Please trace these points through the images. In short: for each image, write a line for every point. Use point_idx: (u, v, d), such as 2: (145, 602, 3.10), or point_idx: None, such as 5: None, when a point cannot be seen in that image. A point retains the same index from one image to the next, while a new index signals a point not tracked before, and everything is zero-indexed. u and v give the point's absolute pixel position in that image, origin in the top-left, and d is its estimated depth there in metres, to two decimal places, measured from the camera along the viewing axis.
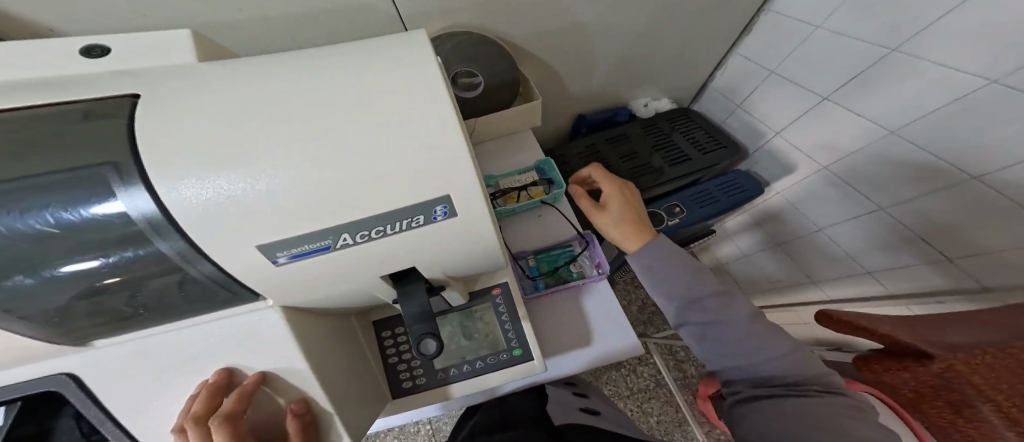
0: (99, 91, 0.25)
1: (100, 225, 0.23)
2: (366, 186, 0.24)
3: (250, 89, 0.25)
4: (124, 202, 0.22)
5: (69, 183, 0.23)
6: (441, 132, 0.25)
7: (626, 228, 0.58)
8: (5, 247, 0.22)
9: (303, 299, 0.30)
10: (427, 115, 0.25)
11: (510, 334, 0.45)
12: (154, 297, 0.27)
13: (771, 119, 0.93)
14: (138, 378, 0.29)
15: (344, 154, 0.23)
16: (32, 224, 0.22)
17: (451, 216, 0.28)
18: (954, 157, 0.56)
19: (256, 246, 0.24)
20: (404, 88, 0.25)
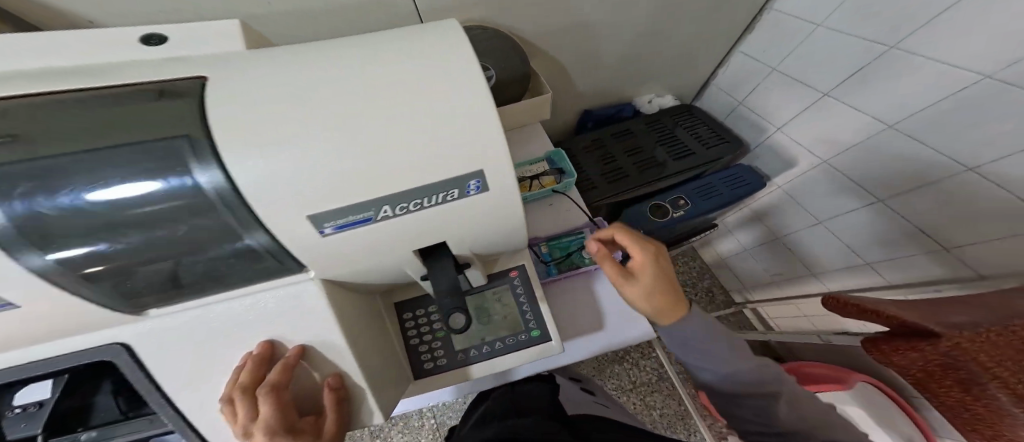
0: (171, 74, 0.28)
1: (166, 194, 0.24)
2: (410, 165, 0.26)
3: (298, 74, 0.26)
4: (194, 173, 0.24)
5: (141, 154, 0.24)
6: (481, 113, 0.26)
7: (659, 300, 0.43)
8: (85, 213, 0.23)
9: (340, 273, 0.32)
10: (469, 97, 0.26)
11: (529, 316, 0.47)
12: (208, 267, 0.28)
13: (772, 114, 0.95)
14: (184, 349, 0.30)
15: (393, 130, 0.25)
16: (103, 190, 0.23)
17: (483, 191, 0.29)
18: (950, 150, 0.58)
19: (307, 216, 0.25)
20: (446, 72, 0.27)
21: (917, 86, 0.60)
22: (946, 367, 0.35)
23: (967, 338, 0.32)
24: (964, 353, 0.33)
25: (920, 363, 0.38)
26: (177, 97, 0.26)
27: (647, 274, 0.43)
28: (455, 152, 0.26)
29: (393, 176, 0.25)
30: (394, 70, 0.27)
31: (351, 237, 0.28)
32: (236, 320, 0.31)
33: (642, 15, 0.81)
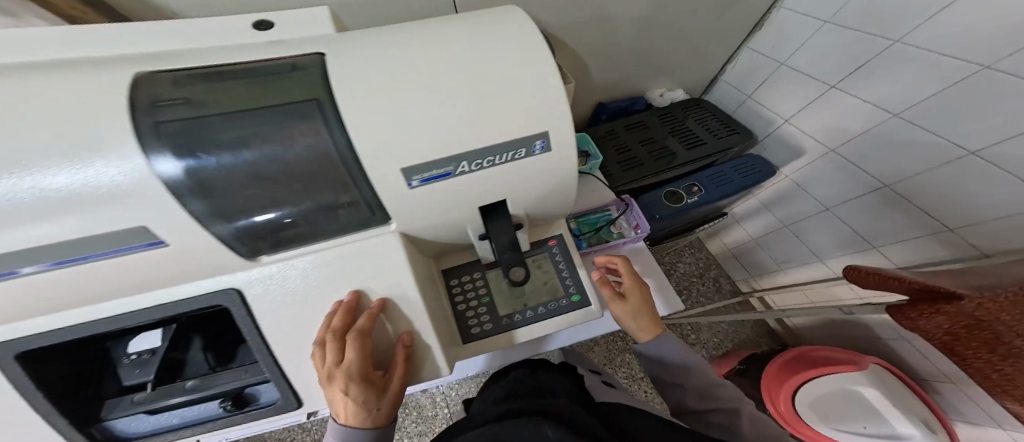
0: (289, 52, 0.33)
1: (296, 151, 0.29)
2: (495, 128, 0.31)
3: (396, 57, 0.31)
4: (323, 131, 0.29)
5: (276, 116, 0.29)
6: (549, 88, 0.32)
7: (643, 321, 0.51)
8: (238, 166, 0.28)
9: (416, 229, 0.36)
10: (540, 74, 0.32)
11: (568, 281, 0.50)
12: (319, 218, 0.33)
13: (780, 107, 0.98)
14: (285, 296, 0.35)
15: (482, 100, 0.31)
16: (250, 147, 0.28)
17: (545, 151, 0.34)
18: (953, 135, 0.62)
19: (401, 168, 0.30)
20: (520, 54, 0.32)
21: (920, 77, 0.64)
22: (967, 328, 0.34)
23: (986, 298, 0.32)
24: (986, 312, 0.32)
25: (944, 326, 0.36)
26: (299, 70, 0.31)
27: (634, 299, 0.51)
28: (525, 117, 0.32)
29: (478, 132, 0.31)
30: (470, 52, 0.32)
31: (430, 192, 0.33)
32: (331, 270, 0.35)
33: (657, 13, 0.86)
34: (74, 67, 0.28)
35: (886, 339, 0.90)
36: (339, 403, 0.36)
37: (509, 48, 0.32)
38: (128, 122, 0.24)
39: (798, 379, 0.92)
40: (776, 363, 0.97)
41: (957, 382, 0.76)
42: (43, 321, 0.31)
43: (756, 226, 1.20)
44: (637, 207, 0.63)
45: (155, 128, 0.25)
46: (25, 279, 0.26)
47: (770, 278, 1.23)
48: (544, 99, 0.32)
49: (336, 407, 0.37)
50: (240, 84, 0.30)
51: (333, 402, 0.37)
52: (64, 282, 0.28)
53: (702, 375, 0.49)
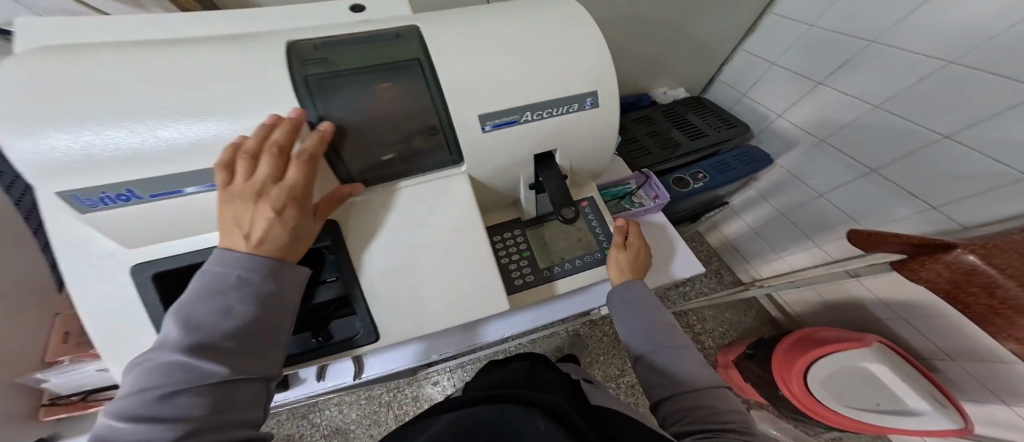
0: (384, 26, 0.41)
1: (402, 98, 0.38)
2: (552, 85, 0.40)
3: (472, 35, 0.39)
4: (426, 85, 0.38)
5: (385, 70, 0.37)
6: (597, 58, 0.42)
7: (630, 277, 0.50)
8: (364, 113, 0.37)
9: (478, 172, 0.44)
10: (590, 46, 0.41)
11: (601, 235, 0.56)
12: (412, 154, 0.41)
13: (773, 103, 1.05)
14: (371, 232, 0.40)
15: (544, 66, 0.40)
16: (370, 93, 0.37)
17: (594, 107, 0.43)
18: (928, 123, 0.69)
19: (478, 114, 0.39)
20: (570, 31, 0.41)
21: (892, 69, 0.72)
22: (970, 275, 0.43)
23: (982, 245, 0.42)
24: (983, 257, 0.42)
25: (946, 275, 0.45)
26: (402, 37, 0.39)
27: (640, 259, 0.52)
28: (579, 80, 0.41)
29: (534, 89, 0.40)
30: (530, 29, 0.41)
31: (497, 136, 0.41)
32: (404, 209, 0.41)
33: (660, 13, 0.94)
34: (227, 40, 0.35)
35: (885, 321, 0.91)
36: (259, 230, 0.32)
37: (566, 29, 0.41)
38: (282, 80, 0.33)
39: (811, 357, 0.87)
40: (783, 346, 0.94)
41: (956, 358, 0.77)
42: (164, 247, 0.36)
43: (754, 216, 1.25)
44: (656, 180, 0.71)
45: (307, 82, 0.34)
46: (183, 199, 0.33)
47: (767, 267, 1.27)
48: (592, 65, 0.41)
49: (255, 230, 0.32)
50: (354, 45, 0.37)
51: (244, 228, 0.32)
52: (207, 207, 0.34)
53: (683, 348, 0.44)
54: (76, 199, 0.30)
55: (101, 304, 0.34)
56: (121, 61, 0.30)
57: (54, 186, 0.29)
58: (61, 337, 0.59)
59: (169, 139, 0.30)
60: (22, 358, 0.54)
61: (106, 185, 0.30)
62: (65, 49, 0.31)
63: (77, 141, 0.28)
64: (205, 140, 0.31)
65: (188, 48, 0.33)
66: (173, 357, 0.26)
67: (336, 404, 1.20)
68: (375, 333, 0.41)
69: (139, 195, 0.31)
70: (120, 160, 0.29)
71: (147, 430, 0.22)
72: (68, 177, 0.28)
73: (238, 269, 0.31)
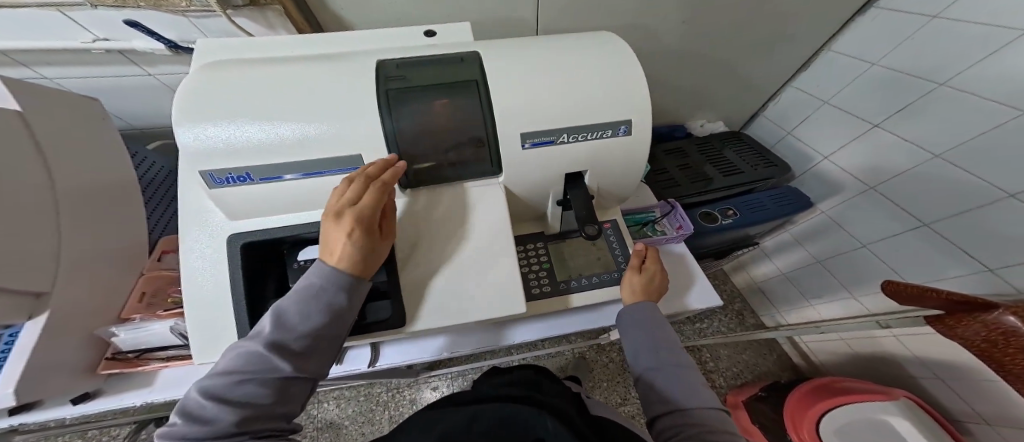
0: (450, 48, 0.47)
1: (446, 62, 0.43)
2: (590, 110, 0.43)
3: (524, 58, 0.44)
4: (475, 56, 0.44)
5: (444, 55, 0.45)
6: (635, 87, 0.44)
7: (641, 298, 0.52)
8: (416, 70, 0.42)
9: (513, 184, 0.47)
10: (630, 77, 0.45)
11: (620, 257, 0.58)
12: (444, 97, 0.41)
13: (819, 145, 1.02)
14: (411, 225, 0.45)
15: (585, 92, 0.43)
16: (425, 62, 0.44)
17: (626, 134, 0.46)
18: (994, 178, 0.63)
19: (520, 132, 0.42)
20: (612, 62, 0.45)
21: (954, 117, 0.68)
22: (1007, 336, 0.34)
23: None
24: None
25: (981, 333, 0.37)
26: (465, 61, 0.43)
27: (656, 284, 0.53)
28: (618, 108, 0.44)
29: (574, 114, 0.43)
30: (577, 59, 0.45)
31: (535, 153, 0.44)
32: (443, 211, 0.45)
33: (706, 52, 0.97)
34: (328, 58, 0.43)
35: (921, 379, 0.83)
36: (334, 243, 0.36)
37: (611, 59, 0.45)
38: (376, 106, 0.39)
39: (824, 407, 0.83)
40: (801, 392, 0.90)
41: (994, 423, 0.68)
42: (254, 223, 0.43)
43: (786, 260, 1.19)
44: (682, 210, 0.71)
45: (385, 60, 0.43)
46: (283, 184, 0.39)
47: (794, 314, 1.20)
48: (631, 96, 0.44)
49: (333, 242, 0.36)
50: (426, 50, 0.47)
51: (328, 243, 0.37)
52: (294, 191, 0.40)
53: (690, 374, 0.44)
54: (211, 177, 0.37)
55: (193, 265, 0.41)
56: (257, 75, 0.39)
57: (200, 166, 0.36)
58: (138, 296, 0.66)
59: (285, 137, 0.37)
60: (107, 310, 0.60)
61: (233, 168, 0.37)
62: (226, 66, 0.40)
63: (226, 135, 0.36)
64: (304, 141, 0.37)
65: (303, 66, 0.41)
66: (258, 350, 0.32)
67: (335, 398, 1.25)
68: (403, 319, 0.43)
69: (254, 178, 0.38)
70: (250, 150, 0.36)
71: (219, 410, 0.29)
72: (212, 160, 0.36)
73: (322, 279, 0.35)
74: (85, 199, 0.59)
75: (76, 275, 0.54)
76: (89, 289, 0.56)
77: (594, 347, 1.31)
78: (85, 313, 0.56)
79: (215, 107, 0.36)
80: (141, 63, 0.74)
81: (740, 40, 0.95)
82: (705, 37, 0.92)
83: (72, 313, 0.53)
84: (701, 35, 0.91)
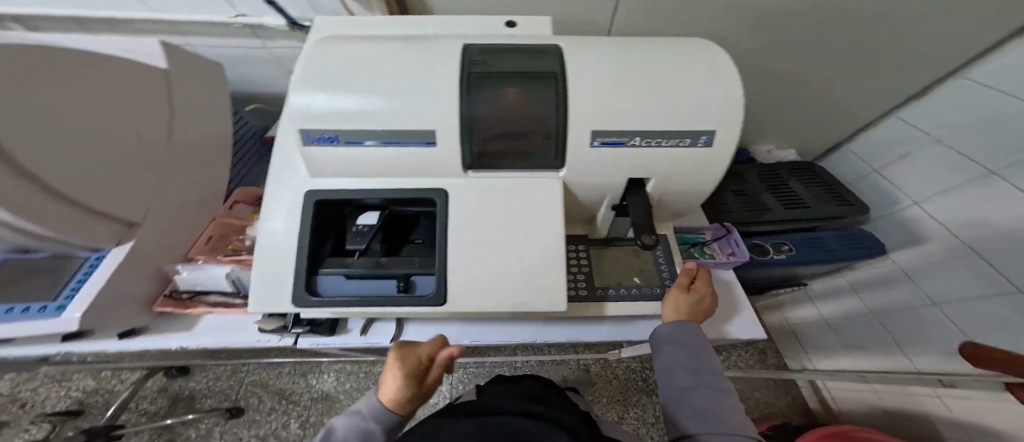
0: (531, 39, 0.48)
1: (526, 53, 0.44)
2: (683, 112, 0.39)
3: (609, 50, 0.42)
4: (558, 48, 0.44)
5: (524, 45, 0.45)
6: (729, 90, 0.39)
7: (684, 317, 0.50)
8: (496, 57, 0.43)
9: (573, 180, 0.47)
10: (731, 79, 0.40)
11: (665, 273, 0.56)
12: (522, 86, 0.42)
13: (912, 188, 0.90)
14: (467, 205, 0.46)
15: (677, 91, 0.39)
16: (505, 50, 0.44)
17: (707, 145, 0.42)
18: None
19: (592, 129, 0.40)
20: (715, 58, 0.41)
21: None
22: None
23: None
24: None
25: None
26: (546, 52, 0.43)
27: (703, 308, 0.51)
28: (709, 116, 0.40)
29: (654, 117, 0.39)
30: (668, 53, 0.42)
31: (603, 152, 0.42)
32: (494, 196, 0.46)
33: (777, 75, 0.93)
34: (415, 39, 0.45)
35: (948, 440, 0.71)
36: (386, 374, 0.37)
37: (709, 56, 0.41)
38: (459, 87, 0.40)
39: None
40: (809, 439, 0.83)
41: None
42: (329, 183, 0.45)
43: (832, 307, 1.09)
44: (739, 237, 0.68)
45: (469, 44, 0.44)
46: (362, 149, 0.41)
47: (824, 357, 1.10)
48: (730, 97, 0.39)
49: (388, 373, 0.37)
50: (507, 39, 0.48)
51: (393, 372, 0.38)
52: (369, 157, 0.42)
53: (723, 401, 0.42)
54: (307, 136, 0.40)
55: (275, 216, 0.44)
56: (356, 49, 0.42)
57: (299, 124, 0.39)
58: (206, 239, 0.71)
59: (371, 106, 0.39)
60: (180, 247, 0.65)
61: (324, 129, 0.39)
62: (333, 40, 0.44)
63: (323, 100, 0.39)
64: (390, 113, 0.39)
65: (395, 43, 0.43)
66: None
67: (335, 371, 1.26)
68: (443, 298, 0.44)
69: (339, 141, 0.41)
70: (340, 116, 0.39)
71: None
72: (308, 121, 0.39)
73: (367, 413, 0.35)
74: (186, 143, 0.65)
75: (164, 209, 0.60)
76: (174, 224, 0.63)
77: (600, 361, 1.28)
78: (167, 244, 0.62)
79: (320, 75, 0.39)
80: (262, 37, 0.84)
81: (819, 70, 0.91)
82: (783, 54, 0.86)
83: (155, 244, 0.59)
84: (778, 52, 0.86)
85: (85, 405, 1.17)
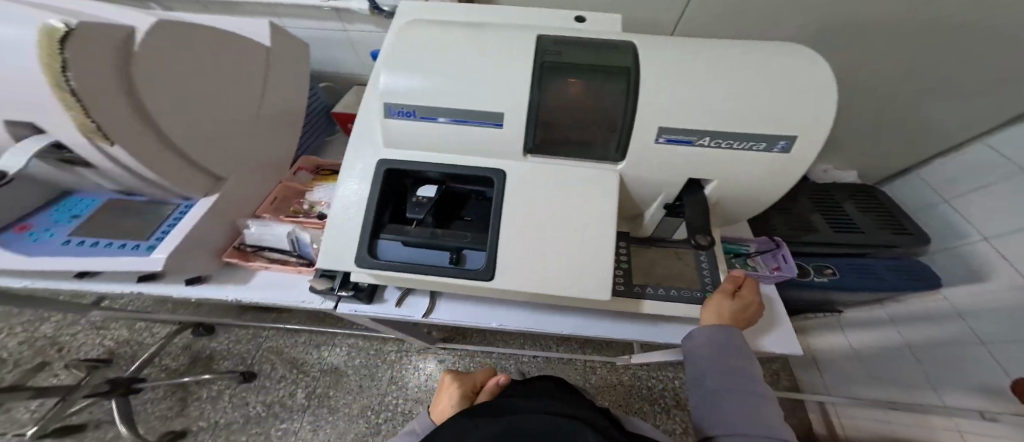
0: (601, 34, 0.48)
1: (595, 45, 0.45)
2: (761, 115, 0.39)
3: (687, 47, 0.42)
4: (632, 42, 0.44)
5: (597, 38, 0.46)
6: (820, 92, 0.38)
7: (725, 322, 0.49)
8: (570, 47, 0.44)
9: (630, 174, 0.47)
10: (826, 81, 0.38)
11: (706, 278, 0.56)
12: (591, 79, 0.43)
13: (981, 220, 0.83)
14: (523, 188, 0.47)
15: (760, 92, 0.39)
16: (578, 41, 0.45)
17: (784, 151, 0.41)
18: None
19: (660, 126, 0.41)
20: (806, 60, 0.39)
21: None
22: None
23: None
24: None
25: None
26: (619, 48, 0.44)
27: (745, 319, 0.50)
28: (789, 119, 0.39)
29: (729, 117, 0.39)
30: (754, 52, 0.41)
31: (667, 150, 0.43)
32: (549, 181, 0.47)
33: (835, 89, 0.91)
34: (477, 27, 0.45)
35: None
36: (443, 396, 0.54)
37: (797, 57, 0.40)
38: (532, 76, 0.42)
39: None
40: None
41: None
42: (401, 154, 0.48)
43: (865, 337, 1.03)
44: (789, 253, 0.65)
45: (543, 33, 0.46)
46: (436, 125, 0.44)
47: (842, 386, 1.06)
48: (815, 101, 0.38)
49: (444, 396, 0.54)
50: (580, 32, 0.49)
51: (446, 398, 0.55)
52: (443, 133, 0.45)
53: (759, 403, 0.42)
54: (390, 109, 0.43)
55: (350, 183, 0.49)
56: (439, 31, 0.44)
57: (384, 98, 0.42)
58: (271, 199, 0.75)
59: (450, 85, 0.41)
60: (250, 206, 0.71)
61: (406, 104, 0.42)
62: (418, 22, 0.46)
63: (405, 78, 0.41)
64: (468, 92, 0.41)
65: (474, 28, 0.45)
66: None
67: (347, 345, 1.32)
68: (491, 273, 0.46)
69: (416, 116, 0.44)
70: (421, 93, 0.41)
71: None
72: (393, 97, 0.42)
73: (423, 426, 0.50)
74: (268, 110, 0.72)
75: (240, 168, 0.66)
76: (249, 183, 0.69)
77: (607, 364, 1.27)
78: (240, 201, 0.68)
79: (404, 54, 0.42)
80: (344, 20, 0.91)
81: (883, 85, 0.88)
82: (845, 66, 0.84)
83: (231, 200, 0.65)
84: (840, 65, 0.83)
85: (115, 354, 1.30)
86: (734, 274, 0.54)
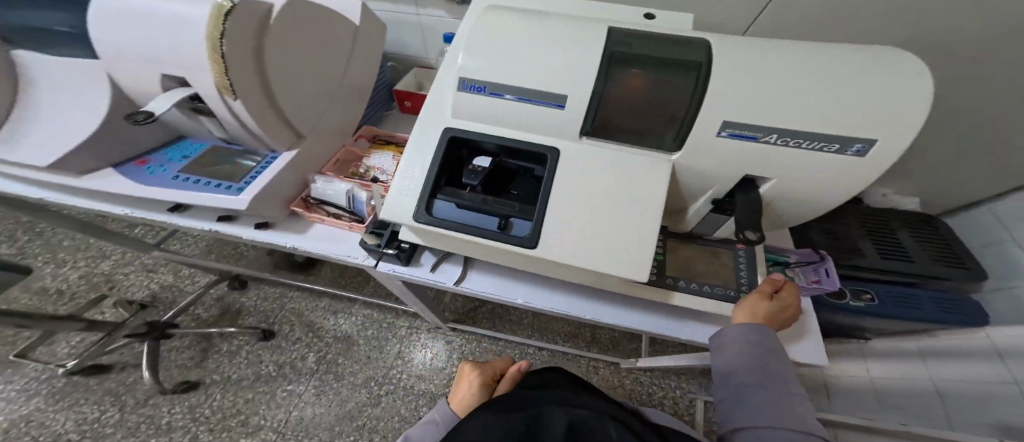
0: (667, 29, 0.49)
1: (664, 38, 0.46)
2: (838, 115, 0.39)
3: (763, 43, 0.43)
4: (705, 37, 0.45)
5: (667, 31, 0.48)
6: (914, 95, 0.37)
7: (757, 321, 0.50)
8: (642, 37, 0.46)
9: (682, 165, 0.49)
10: (923, 84, 0.37)
11: (743, 279, 0.57)
12: (657, 69, 0.45)
13: None
14: (575, 167, 0.50)
15: (842, 92, 0.39)
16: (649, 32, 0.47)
17: (859, 154, 0.41)
18: None
19: (724, 119, 0.42)
20: (901, 62, 0.39)
21: None
22: None
23: None
24: None
25: None
26: (688, 42, 0.45)
27: (778, 322, 0.51)
28: (868, 122, 0.39)
29: (801, 116, 0.40)
30: (841, 52, 0.40)
31: (728, 144, 0.44)
32: (600, 163, 0.50)
33: None
34: (556, 14, 0.49)
35: None
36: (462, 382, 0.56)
37: (887, 59, 0.39)
38: (600, 62, 0.44)
39: None
40: None
41: None
42: (470, 126, 0.53)
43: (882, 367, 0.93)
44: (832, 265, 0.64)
45: (616, 23, 0.48)
46: (505, 102, 0.48)
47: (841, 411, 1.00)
48: (905, 105, 0.38)
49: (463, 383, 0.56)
50: (649, 26, 0.51)
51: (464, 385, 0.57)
52: (512, 109, 0.49)
53: (789, 400, 0.43)
54: (467, 84, 0.48)
55: (419, 148, 0.54)
56: (519, 15, 0.48)
57: (463, 75, 0.47)
58: (333, 161, 0.82)
59: (524, 66, 0.45)
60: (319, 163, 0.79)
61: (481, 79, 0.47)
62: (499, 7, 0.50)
63: (483, 58, 0.46)
64: (541, 73, 0.45)
65: (551, 14, 0.48)
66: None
67: (360, 316, 1.42)
68: (534, 241, 0.49)
69: (486, 91, 0.48)
70: (496, 72, 0.46)
71: None
72: (472, 74, 0.47)
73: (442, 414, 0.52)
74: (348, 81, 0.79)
75: (317, 129, 0.73)
76: (321, 143, 0.76)
77: (611, 366, 1.29)
78: (312, 159, 0.76)
79: (484, 36, 0.47)
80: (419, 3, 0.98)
81: (959, 109, 0.81)
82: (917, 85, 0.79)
83: (304, 155, 0.72)
84: None
85: (158, 298, 1.46)
86: (772, 277, 0.54)
